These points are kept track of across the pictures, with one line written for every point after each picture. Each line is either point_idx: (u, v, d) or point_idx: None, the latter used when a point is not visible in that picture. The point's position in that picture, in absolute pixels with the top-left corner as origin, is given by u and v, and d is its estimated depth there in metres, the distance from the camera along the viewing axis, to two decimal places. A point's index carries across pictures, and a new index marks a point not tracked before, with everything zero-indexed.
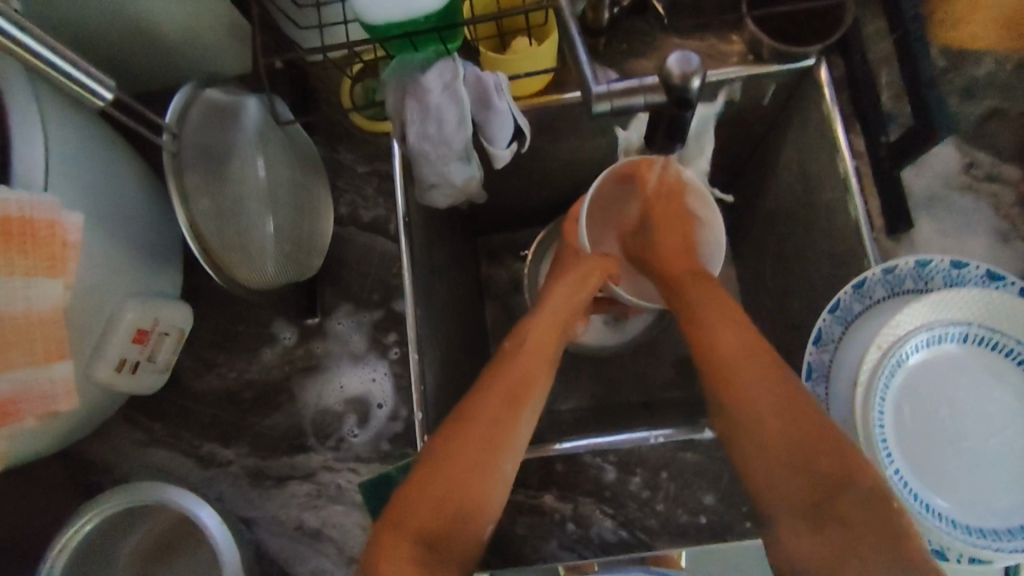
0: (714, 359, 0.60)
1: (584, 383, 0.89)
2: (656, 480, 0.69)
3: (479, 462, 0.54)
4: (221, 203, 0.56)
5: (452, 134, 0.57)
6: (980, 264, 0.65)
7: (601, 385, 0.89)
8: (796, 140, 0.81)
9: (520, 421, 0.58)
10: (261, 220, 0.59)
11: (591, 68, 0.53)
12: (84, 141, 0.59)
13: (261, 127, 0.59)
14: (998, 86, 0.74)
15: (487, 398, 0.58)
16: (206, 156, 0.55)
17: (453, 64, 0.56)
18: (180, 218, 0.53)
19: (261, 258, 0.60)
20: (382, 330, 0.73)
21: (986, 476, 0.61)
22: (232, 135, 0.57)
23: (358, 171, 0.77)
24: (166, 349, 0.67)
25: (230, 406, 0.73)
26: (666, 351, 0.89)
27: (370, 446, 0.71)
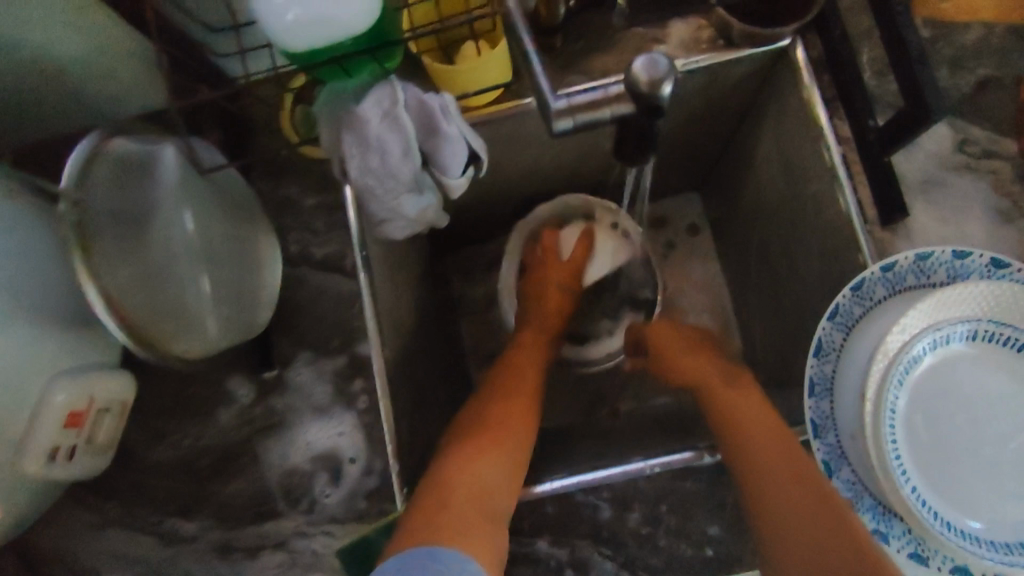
0: (727, 409, 0.63)
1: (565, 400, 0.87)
2: (656, 514, 0.64)
3: (486, 475, 0.54)
4: (132, 269, 0.51)
5: (397, 167, 0.50)
6: (984, 252, 0.59)
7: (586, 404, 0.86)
8: (775, 127, 0.76)
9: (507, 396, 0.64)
10: (185, 282, 0.54)
11: (548, 81, 0.47)
12: None
13: (178, 179, 0.53)
14: (988, 54, 0.69)
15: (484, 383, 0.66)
16: (118, 221, 0.51)
17: (391, 89, 0.49)
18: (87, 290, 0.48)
19: (190, 323, 0.55)
20: (347, 378, 0.68)
21: (1004, 483, 0.57)
22: (148, 193, 0.53)
23: (306, 204, 0.71)
24: (108, 428, 0.61)
25: (187, 478, 0.67)
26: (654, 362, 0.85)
27: (344, 505, 0.65)
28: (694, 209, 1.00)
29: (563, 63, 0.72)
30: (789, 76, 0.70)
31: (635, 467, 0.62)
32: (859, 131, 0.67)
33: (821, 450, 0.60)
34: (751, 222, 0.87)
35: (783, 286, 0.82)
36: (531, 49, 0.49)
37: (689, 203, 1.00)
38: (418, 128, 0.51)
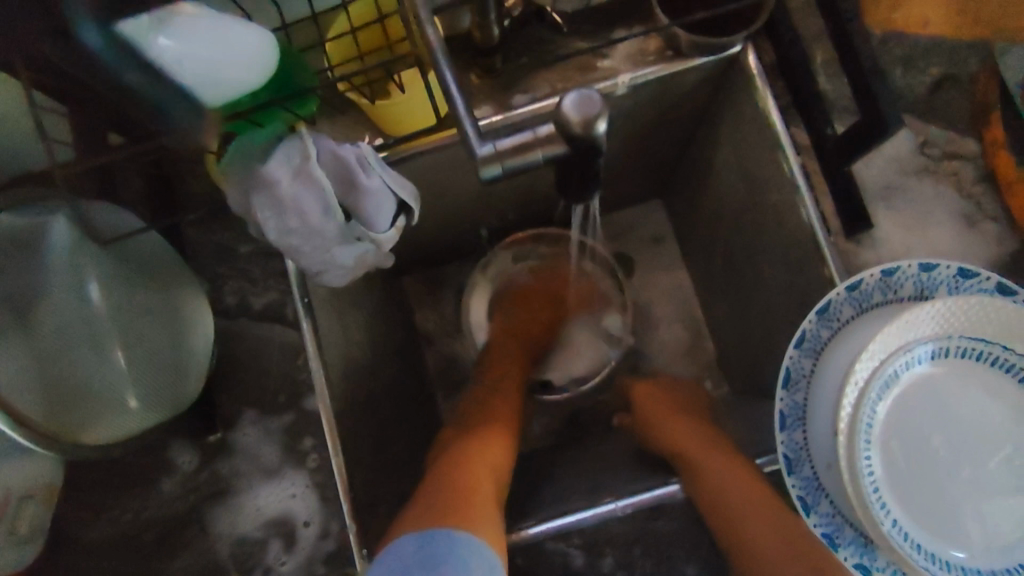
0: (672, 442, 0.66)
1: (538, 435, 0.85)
2: (629, 556, 0.60)
3: (491, 476, 0.57)
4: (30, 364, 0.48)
5: (319, 226, 0.46)
6: (950, 263, 0.57)
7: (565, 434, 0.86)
8: (731, 135, 0.72)
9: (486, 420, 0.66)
10: (97, 365, 0.51)
11: (472, 127, 0.43)
12: None
13: (72, 254, 0.50)
14: (942, 51, 0.66)
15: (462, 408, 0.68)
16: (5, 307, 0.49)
17: (301, 143, 0.45)
18: None
19: (110, 407, 0.52)
20: (296, 436, 0.64)
21: (988, 503, 0.54)
22: (37, 277, 0.50)
23: (240, 252, 0.66)
24: (31, 514, 0.57)
25: (130, 555, 0.62)
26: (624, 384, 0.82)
27: (301, 573, 0.62)
28: (657, 218, 0.97)
29: (504, 83, 0.67)
30: (743, 85, 0.67)
31: (605, 509, 0.59)
32: (817, 140, 0.64)
33: (797, 485, 0.57)
34: (713, 231, 0.84)
35: (749, 298, 0.79)
36: (453, 89, 0.46)
37: (651, 212, 0.97)
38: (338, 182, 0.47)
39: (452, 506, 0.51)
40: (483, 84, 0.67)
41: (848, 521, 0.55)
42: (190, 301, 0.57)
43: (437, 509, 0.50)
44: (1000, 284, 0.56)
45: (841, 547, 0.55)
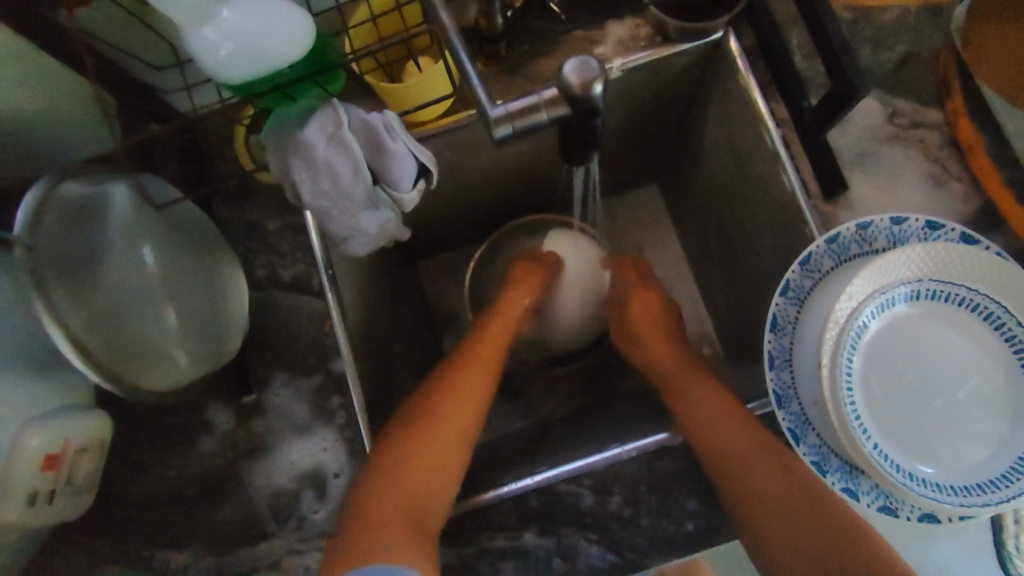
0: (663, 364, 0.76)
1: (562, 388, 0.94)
2: (636, 495, 0.66)
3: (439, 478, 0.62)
4: (97, 312, 0.52)
5: (349, 186, 0.53)
6: (918, 216, 0.63)
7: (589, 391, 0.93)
8: (719, 114, 0.78)
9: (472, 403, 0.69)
10: (149, 318, 0.57)
11: (484, 90, 0.50)
12: None
13: (128, 221, 0.56)
14: (906, 30, 0.73)
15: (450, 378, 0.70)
16: (71, 264, 0.52)
17: (334, 111, 0.51)
18: (57, 336, 0.49)
19: (157, 358, 0.57)
20: (324, 395, 0.69)
21: (960, 428, 0.60)
22: (96, 234, 0.54)
23: (270, 228, 0.72)
24: (87, 466, 0.61)
25: (173, 509, 0.67)
26: None
27: (333, 520, 0.66)
28: (653, 199, 1.03)
29: (509, 69, 0.73)
30: (727, 67, 0.73)
31: (612, 454, 0.65)
32: (796, 113, 0.70)
33: (787, 419, 0.62)
34: (705, 206, 0.90)
35: (740, 266, 0.84)
36: (465, 63, 0.51)
37: (646, 195, 1.03)
38: (366, 148, 0.53)
39: (415, 538, 0.57)
40: (489, 71, 0.73)
41: (834, 450, 0.59)
42: (224, 268, 0.63)
43: (385, 546, 0.56)
44: (963, 235, 0.62)
45: (827, 473, 0.59)
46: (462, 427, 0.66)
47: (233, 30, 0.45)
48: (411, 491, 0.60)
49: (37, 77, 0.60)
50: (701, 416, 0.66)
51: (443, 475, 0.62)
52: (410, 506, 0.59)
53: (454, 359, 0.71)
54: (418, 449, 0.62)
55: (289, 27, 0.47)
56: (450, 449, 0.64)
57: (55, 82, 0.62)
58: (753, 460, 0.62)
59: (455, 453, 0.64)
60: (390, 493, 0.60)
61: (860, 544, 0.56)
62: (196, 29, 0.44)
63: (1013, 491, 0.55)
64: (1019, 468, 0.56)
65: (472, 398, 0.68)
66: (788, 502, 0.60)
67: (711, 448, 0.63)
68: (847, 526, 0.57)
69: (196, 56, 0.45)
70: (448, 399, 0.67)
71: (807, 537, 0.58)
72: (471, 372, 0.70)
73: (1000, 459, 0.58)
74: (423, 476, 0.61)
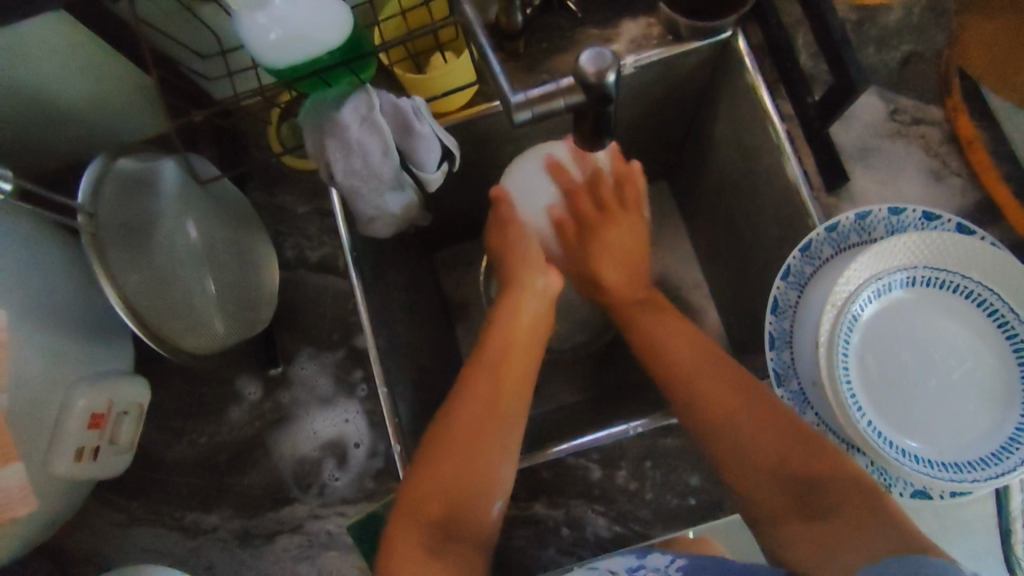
0: (678, 355, 0.66)
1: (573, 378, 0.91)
2: (641, 470, 0.69)
3: (471, 462, 0.59)
4: (152, 278, 0.57)
5: (379, 166, 0.58)
6: (916, 207, 0.65)
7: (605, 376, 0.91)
8: (728, 111, 0.81)
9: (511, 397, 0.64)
10: (199, 284, 0.61)
11: (506, 80, 0.53)
12: (19, 245, 0.58)
13: (179, 191, 0.61)
14: (910, 31, 0.76)
15: (492, 355, 0.66)
16: (129, 231, 0.56)
17: (368, 96, 0.57)
18: (113, 297, 0.54)
19: (204, 323, 0.61)
20: (347, 369, 0.73)
21: (953, 408, 0.62)
22: (152, 205, 0.59)
23: (300, 212, 0.76)
24: (128, 428, 0.65)
25: (204, 473, 0.71)
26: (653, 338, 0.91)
27: (354, 487, 0.70)
28: (664, 195, 1.06)
29: (528, 65, 0.77)
30: (734, 65, 0.76)
31: (618, 430, 0.66)
32: (801, 109, 0.73)
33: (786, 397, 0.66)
34: (716, 200, 0.92)
35: (746, 258, 0.87)
36: (488, 52, 0.55)
37: (657, 192, 1.06)
38: (394, 131, 0.58)
39: (449, 529, 0.56)
40: (509, 66, 0.77)
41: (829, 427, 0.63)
42: (258, 245, 0.69)
43: (420, 551, 0.53)
44: (959, 224, 0.65)
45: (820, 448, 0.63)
46: (499, 422, 0.61)
47: (282, 18, 0.50)
48: (451, 481, 0.57)
49: (86, 61, 0.66)
50: (702, 377, 0.63)
51: (489, 469, 0.59)
52: (461, 504, 0.57)
53: (486, 349, 0.67)
54: (460, 438, 0.60)
55: (332, 19, 0.52)
56: (495, 443, 0.60)
57: (103, 66, 0.68)
58: (748, 410, 0.59)
59: (507, 443, 0.61)
60: (435, 491, 0.57)
61: (853, 506, 0.51)
62: (248, 15, 0.49)
63: (1003, 468, 0.58)
64: (1009, 447, 0.59)
65: (510, 392, 0.64)
66: (777, 447, 0.57)
67: (709, 418, 0.61)
68: (841, 478, 0.53)
69: (248, 42, 0.51)
70: (483, 394, 0.62)
71: (794, 486, 0.55)
72: (514, 359, 0.66)
73: (992, 437, 0.60)
74: (473, 467, 0.58)
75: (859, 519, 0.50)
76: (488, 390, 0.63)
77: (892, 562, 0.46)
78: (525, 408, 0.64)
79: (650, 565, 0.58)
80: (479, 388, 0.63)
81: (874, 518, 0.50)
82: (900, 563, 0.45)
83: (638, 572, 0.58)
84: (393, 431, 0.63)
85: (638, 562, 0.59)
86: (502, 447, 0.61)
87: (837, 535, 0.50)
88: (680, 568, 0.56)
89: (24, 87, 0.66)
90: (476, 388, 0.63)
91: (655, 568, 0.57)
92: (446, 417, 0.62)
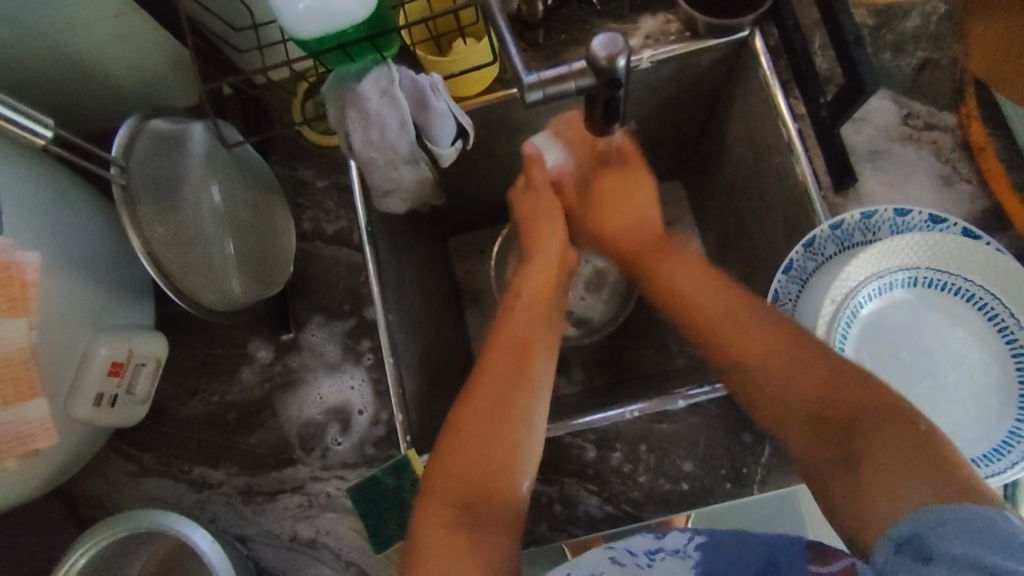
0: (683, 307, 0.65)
1: (574, 371, 0.92)
2: (635, 454, 0.68)
3: (501, 427, 0.57)
4: (178, 231, 0.61)
5: (395, 139, 0.62)
6: (922, 209, 0.65)
7: (606, 367, 0.91)
8: (741, 110, 0.82)
9: (537, 348, 0.63)
10: (221, 242, 0.64)
11: (521, 58, 0.55)
12: (55, 197, 0.61)
13: (207, 150, 0.64)
14: (926, 38, 0.77)
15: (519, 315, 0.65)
16: (158, 185, 0.60)
17: (388, 71, 0.61)
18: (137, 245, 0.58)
19: (225, 279, 0.65)
20: (355, 338, 0.76)
21: (953, 409, 0.62)
22: (183, 163, 0.62)
23: (318, 187, 0.79)
24: (145, 379, 0.68)
25: (214, 430, 0.74)
26: (657, 333, 0.92)
27: (355, 452, 0.72)
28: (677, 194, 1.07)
29: (548, 56, 0.79)
30: (750, 65, 0.77)
31: (616, 412, 0.68)
32: (813, 110, 0.74)
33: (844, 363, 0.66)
34: (728, 199, 0.92)
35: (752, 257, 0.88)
36: (505, 34, 0.57)
37: (672, 190, 1.06)
38: (413, 105, 0.62)
39: (480, 509, 0.53)
40: (529, 56, 0.79)
41: None
42: (279, 212, 0.73)
43: (452, 524, 0.52)
44: (965, 228, 0.64)
45: None
46: (522, 375, 0.60)
47: None
48: (486, 455, 0.55)
49: (127, 29, 0.70)
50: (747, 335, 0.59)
51: (526, 451, 0.57)
52: (498, 466, 0.56)
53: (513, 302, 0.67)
54: (488, 389, 0.59)
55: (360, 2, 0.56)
56: (525, 394, 0.59)
57: (144, 33, 0.72)
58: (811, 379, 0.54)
59: (532, 406, 0.59)
60: (472, 449, 0.56)
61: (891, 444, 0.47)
62: None
63: (991, 469, 0.58)
64: (1000, 450, 0.60)
65: (536, 338, 0.64)
66: (815, 406, 0.53)
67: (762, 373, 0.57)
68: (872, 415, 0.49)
69: (280, 11, 0.55)
70: (509, 349, 0.62)
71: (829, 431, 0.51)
72: (540, 322, 0.66)
73: (988, 436, 0.61)
74: (505, 411, 0.57)
75: (897, 469, 0.45)
76: (512, 349, 0.62)
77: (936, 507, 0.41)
78: (550, 364, 0.63)
79: (668, 547, 0.49)
80: (502, 344, 0.62)
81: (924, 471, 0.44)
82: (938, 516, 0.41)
83: (657, 556, 0.49)
84: (395, 399, 0.64)
85: (656, 543, 0.50)
86: (534, 408, 0.59)
87: (873, 488, 0.46)
88: (699, 547, 0.48)
89: (70, 48, 0.70)
90: (504, 342, 0.63)
91: (673, 550, 0.49)
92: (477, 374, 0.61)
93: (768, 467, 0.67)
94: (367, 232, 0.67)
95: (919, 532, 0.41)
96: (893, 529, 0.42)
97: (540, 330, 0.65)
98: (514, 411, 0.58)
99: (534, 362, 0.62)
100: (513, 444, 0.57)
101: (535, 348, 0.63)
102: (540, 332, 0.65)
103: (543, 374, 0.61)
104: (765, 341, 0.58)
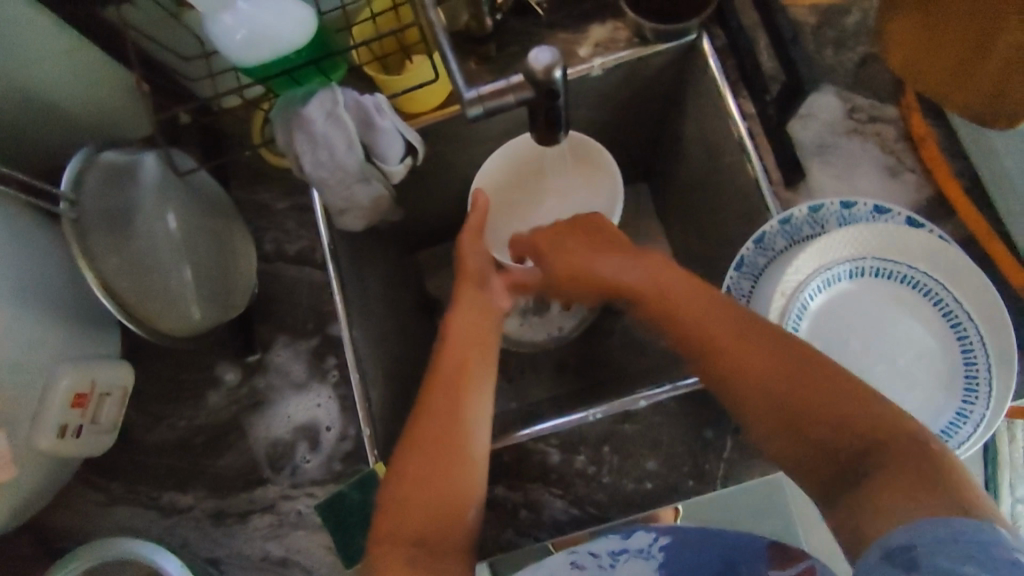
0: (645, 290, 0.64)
1: (545, 377, 0.92)
2: (600, 455, 0.69)
3: (438, 453, 0.58)
4: (130, 259, 0.63)
5: (343, 158, 0.63)
6: (866, 200, 0.66)
7: (576, 371, 0.92)
8: (693, 112, 0.83)
9: (479, 374, 0.64)
10: (177, 268, 0.67)
11: (460, 74, 0.57)
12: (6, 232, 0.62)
13: (159, 181, 0.67)
14: (867, 33, 0.79)
15: (457, 344, 0.65)
16: (110, 217, 0.63)
17: (332, 93, 0.62)
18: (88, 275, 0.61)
19: (183, 304, 0.66)
20: (320, 355, 0.76)
21: (903, 393, 0.64)
22: (133, 194, 0.65)
23: (279, 208, 0.80)
24: (111, 411, 0.68)
25: (183, 454, 0.75)
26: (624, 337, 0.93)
27: (323, 469, 0.73)
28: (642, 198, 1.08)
29: (500, 68, 0.81)
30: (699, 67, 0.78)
31: (578, 415, 0.69)
32: (760, 108, 0.75)
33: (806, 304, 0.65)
34: (687, 200, 0.93)
35: (713, 256, 0.89)
36: (448, 56, 0.58)
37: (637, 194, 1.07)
38: (359, 125, 0.64)
39: (426, 539, 0.55)
40: (481, 69, 0.80)
41: None
42: (240, 237, 0.73)
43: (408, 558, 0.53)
44: (909, 217, 0.66)
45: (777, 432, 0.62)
46: (461, 404, 0.61)
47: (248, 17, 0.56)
48: (429, 480, 0.57)
49: (79, 62, 0.71)
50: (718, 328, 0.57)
51: (468, 470, 0.58)
52: (445, 487, 0.57)
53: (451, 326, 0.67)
54: (428, 422, 0.60)
55: (297, 34, 0.58)
56: (465, 419, 0.60)
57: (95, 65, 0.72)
58: (773, 370, 0.54)
59: (473, 432, 0.60)
60: (421, 475, 0.57)
61: (900, 460, 0.46)
62: (217, 15, 0.55)
63: (940, 450, 0.61)
64: (947, 432, 0.61)
65: (473, 365, 0.64)
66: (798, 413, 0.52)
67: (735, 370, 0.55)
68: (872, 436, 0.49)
69: (216, 39, 0.56)
70: (450, 380, 0.62)
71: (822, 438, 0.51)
72: (473, 349, 0.65)
73: (935, 419, 0.63)
74: (447, 444, 0.58)
75: (906, 478, 0.45)
76: (449, 380, 0.62)
77: (931, 520, 0.41)
78: (491, 386, 0.64)
79: (632, 548, 0.53)
80: (446, 371, 0.63)
81: (926, 483, 0.44)
82: (944, 526, 0.40)
83: (621, 556, 0.52)
84: (362, 414, 0.65)
85: (621, 543, 0.53)
86: (476, 435, 0.60)
87: (879, 506, 0.45)
88: (664, 548, 0.52)
89: (22, 83, 0.70)
90: (446, 370, 0.63)
91: (639, 551, 0.52)
92: (417, 412, 0.61)
93: (730, 462, 0.67)
94: (328, 251, 0.67)
95: (912, 540, 0.40)
96: (886, 537, 0.42)
97: (481, 354, 0.65)
98: (458, 440, 0.59)
99: (473, 386, 0.62)
100: (452, 468, 0.58)
101: (477, 376, 0.63)
102: (473, 350, 0.65)
103: (482, 399, 0.62)
104: (743, 341, 0.56)
